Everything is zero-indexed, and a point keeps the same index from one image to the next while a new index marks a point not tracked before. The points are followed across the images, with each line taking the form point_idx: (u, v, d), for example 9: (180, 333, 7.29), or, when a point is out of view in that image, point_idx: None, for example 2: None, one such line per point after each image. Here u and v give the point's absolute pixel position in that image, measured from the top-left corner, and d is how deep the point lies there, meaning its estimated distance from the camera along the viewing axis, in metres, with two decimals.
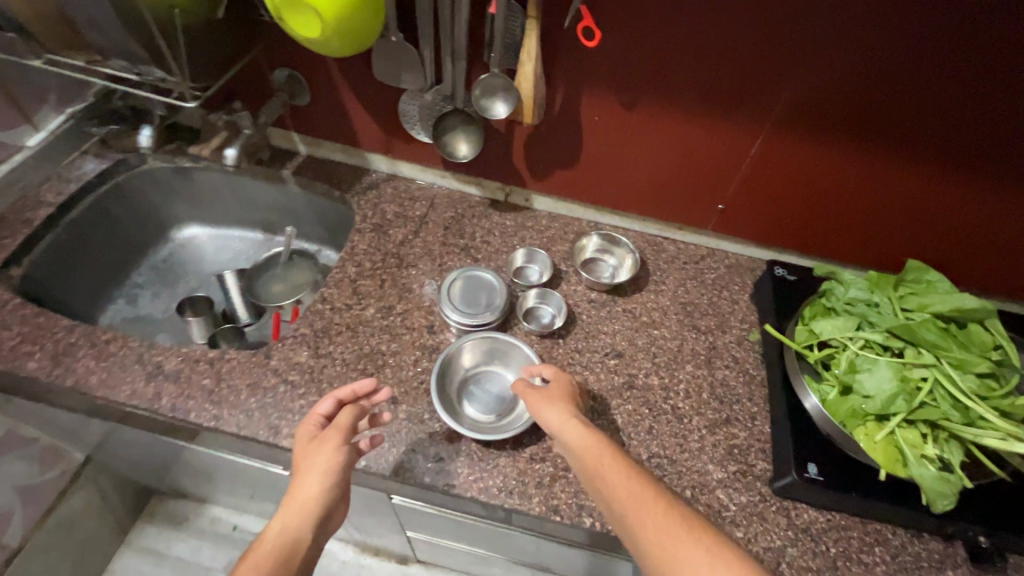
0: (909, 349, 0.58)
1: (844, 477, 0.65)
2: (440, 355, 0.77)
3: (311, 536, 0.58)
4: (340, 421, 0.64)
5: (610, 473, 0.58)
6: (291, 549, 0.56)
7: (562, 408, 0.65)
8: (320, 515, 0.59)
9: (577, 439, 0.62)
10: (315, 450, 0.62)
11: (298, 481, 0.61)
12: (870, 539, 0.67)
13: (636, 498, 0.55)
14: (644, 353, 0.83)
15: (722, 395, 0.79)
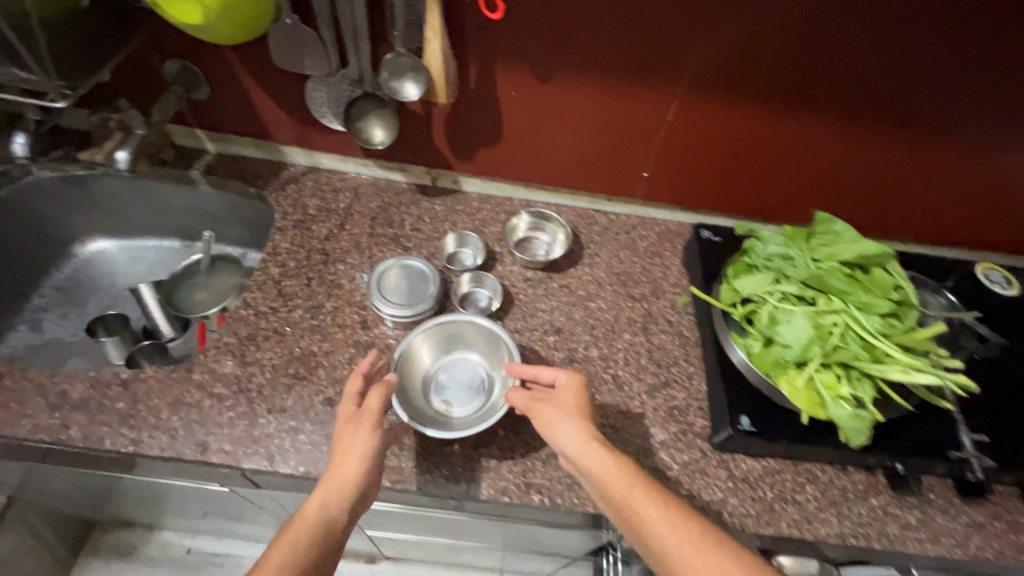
0: (821, 298, 0.61)
1: (774, 424, 0.68)
2: (402, 350, 0.73)
3: (347, 514, 0.58)
4: (371, 402, 0.63)
5: (623, 487, 0.58)
6: (331, 525, 0.57)
7: (579, 427, 0.62)
8: (357, 492, 0.60)
9: (596, 463, 0.60)
10: (353, 430, 0.62)
11: (337, 458, 0.60)
12: (802, 479, 0.71)
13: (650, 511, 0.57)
14: (582, 327, 0.83)
15: (659, 359, 0.81)
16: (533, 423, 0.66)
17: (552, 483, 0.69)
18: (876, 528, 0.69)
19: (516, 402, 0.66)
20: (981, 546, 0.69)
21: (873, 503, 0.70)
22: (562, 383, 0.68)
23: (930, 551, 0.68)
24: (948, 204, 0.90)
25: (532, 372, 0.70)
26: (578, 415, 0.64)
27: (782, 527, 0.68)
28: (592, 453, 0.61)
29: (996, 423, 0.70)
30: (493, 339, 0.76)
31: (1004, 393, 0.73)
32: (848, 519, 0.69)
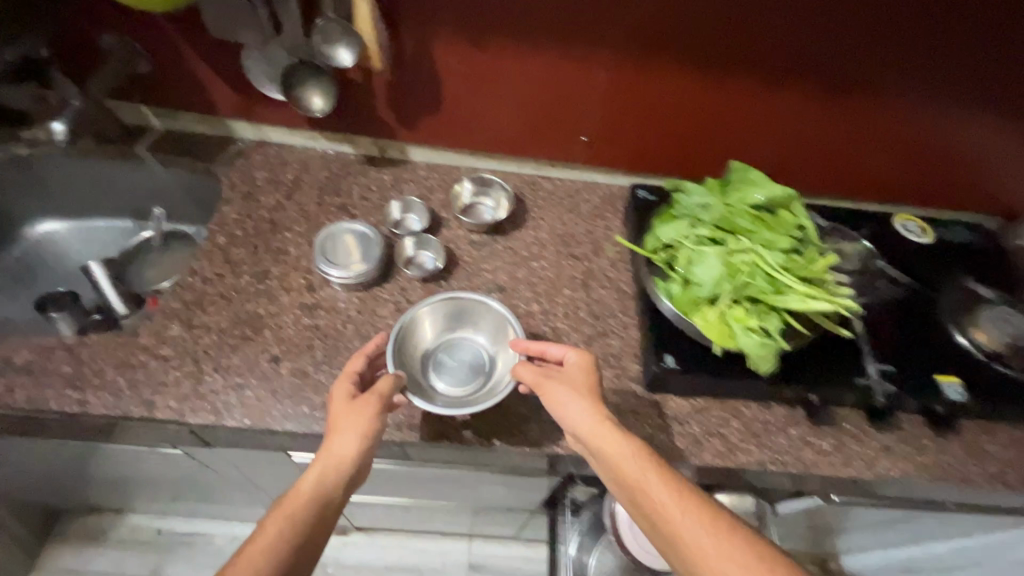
0: (730, 238, 0.66)
1: (698, 362, 0.72)
2: (406, 325, 0.76)
3: (342, 490, 0.61)
4: (379, 387, 0.65)
5: (620, 456, 0.61)
6: (326, 500, 0.59)
7: (590, 407, 0.64)
8: (353, 469, 0.62)
9: (606, 443, 0.62)
10: (356, 412, 0.64)
11: (336, 437, 0.62)
12: (727, 415, 0.76)
13: (645, 479, 0.60)
14: (524, 285, 0.87)
15: (597, 312, 0.85)
16: (543, 400, 0.68)
17: None
18: (793, 455, 0.74)
19: (526, 379, 0.69)
20: (888, 467, 0.75)
21: (792, 434, 0.76)
22: (569, 361, 0.70)
23: (842, 474, 0.74)
24: (874, 161, 0.95)
25: (541, 347, 0.72)
26: (583, 393, 0.66)
27: (707, 458, 0.73)
28: (592, 427, 0.63)
29: (902, 355, 0.77)
30: (499, 322, 0.79)
31: (910, 328, 0.79)
32: (769, 449, 0.74)
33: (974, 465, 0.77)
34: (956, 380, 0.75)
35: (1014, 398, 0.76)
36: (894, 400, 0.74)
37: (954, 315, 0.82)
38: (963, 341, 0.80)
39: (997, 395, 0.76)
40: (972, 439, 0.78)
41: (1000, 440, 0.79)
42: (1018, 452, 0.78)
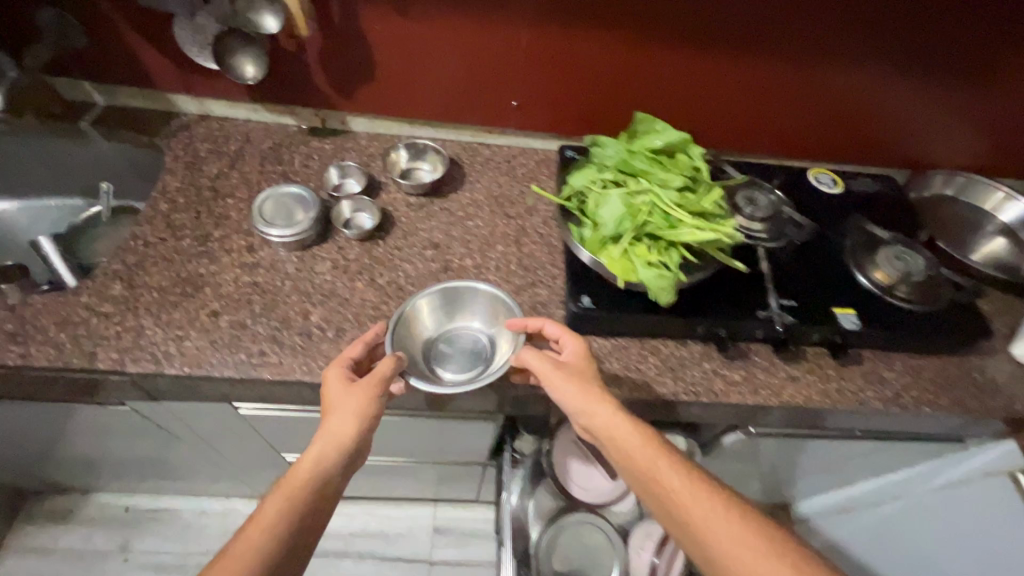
0: (631, 181, 0.71)
1: (611, 300, 0.78)
2: (405, 317, 0.79)
3: (336, 474, 0.64)
4: (379, 370, 0.68)
5: (628, 442, 0.66)
6: (319, 483, 0.63)
7: (609, 405, 0.68)
8: (348, 452, 0.65)
9: (630, 442, 0.66)
10: (355, 395, 0.67)
11: (332, 421, 0.66)
12: (646, 352, 0.82)
13: (652, 462, 0.66)
14: (458, 242, 0.91)
15: (528, 265, 0.90)
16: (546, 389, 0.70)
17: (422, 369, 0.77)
18: (705, 386, 0.80)
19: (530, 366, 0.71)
20: (793, 394, 0.81)
21: (706, 367, 0.82)
22: (567, 347, 0.73)
23: (750, 401, 0.80)
24: (791, 118, 1.02)
25: (537, 325, 0.75)
26: (586, 382, 0.70)
27: (625, 390, 0.78)
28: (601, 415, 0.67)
29: (804, 291, 0.83)
30: (495, 308, 0.82)
31: (813, 267, 0.86)
32: (682, 381, 0.80)
33: (870, 390, 0.84)
34: (851, 312, 0.82)
35: (906, 328, 0.82)
36: (794, 330, 0.79)
37: (856, 256, 0.88)
38: (865, 282, 0.85)
39: (890, 324, 0.82)
40: (870, 368, 0.86)
41: (896, 367, 0.86)
42: (911, 378, 0.86)
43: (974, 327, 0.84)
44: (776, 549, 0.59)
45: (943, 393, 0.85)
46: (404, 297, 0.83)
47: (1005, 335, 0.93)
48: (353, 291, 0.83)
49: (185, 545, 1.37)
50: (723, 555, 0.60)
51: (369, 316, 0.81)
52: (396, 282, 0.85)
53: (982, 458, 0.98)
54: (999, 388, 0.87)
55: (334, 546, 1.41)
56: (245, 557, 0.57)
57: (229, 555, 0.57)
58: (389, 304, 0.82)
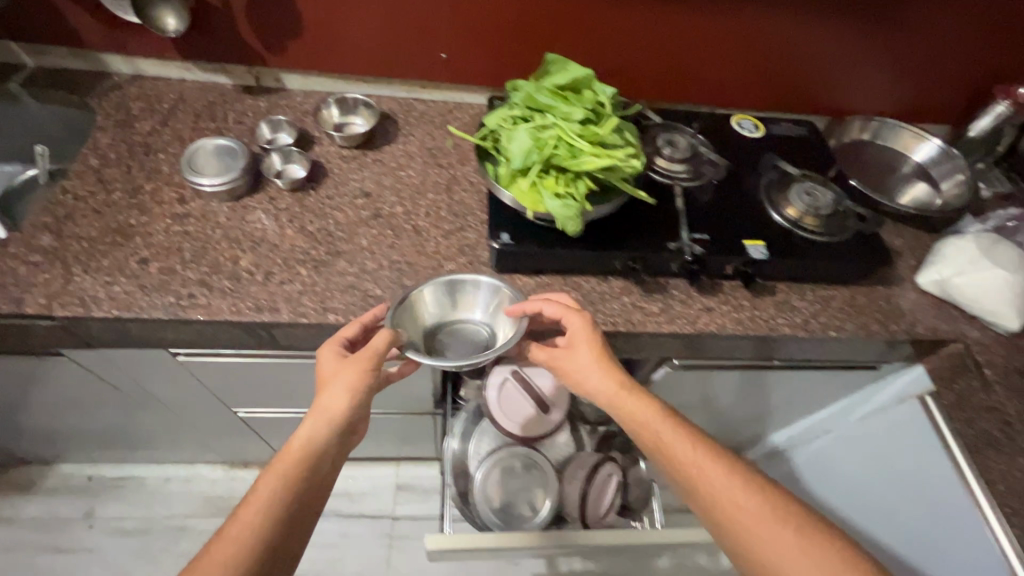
0: (538, 116, 0.75)
1: (528, 235, 0.81)
2: (408, 305, 0.79)
3: (330, 449, 0.66)
4: (374, 343, 0.68)
5: (640, 417, 0.70)
6: (313, 457, 0.65)
7: (614, 378, 0.71)
8: (342, 426, 0.67)
9: (637, 412, 0.70)
10: (347, 371, 0.68)
11: (326, 394, 0.67)
12: (568, 288, 0.86)
13: (665, 436, 0.69)
14: (390, 191, 0.94)
15: (458, 210, 0.93)
16: (558, 370, 0.76)
17: (348, 308, 0.80)
18: (624, 317, 0.84)
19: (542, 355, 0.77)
20: (708, 322, 0.86)
21: (625, 300, 0.86)
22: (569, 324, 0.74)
23: (666, 329, 0.84)
24: (712, 65, 1.06)
25: (537, 307, 0.75)
26: (596, 362, 0.72)
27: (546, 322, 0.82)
28: (611, 393, 0.71)
29: (718, 225, 0.88)
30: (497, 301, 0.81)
31: (724, 204, 0.91)
32: (602, 313, 0.84)
33: (782, 317, 0.88)
34: (761, 244, 0.87)
35: (812, 256, 0.88)
36: (706, 260, 0.84)
37: (770, 194, 0.94)
38: (779, 219, 0.90)
39: (798, 253, 0.87)
40: (783, 298, 0.91)
41: (807, 297, 0.91)
42: (820, 306, 0.91)
43: (877, 254, 0.89)
44: (770, 505, 0.64)
45: (850, 318, 0.90)
46: (334, 243, 0.86)
47: (912, 266, 0.99)
48: (283, 238, 0.85)
49: (148, 511, 1.39)
50: (727, 513, 0.64)
51: (298, 260, 0.83)
52: (326, 229, 0.88)
53: (897, 385, 1.04)
54: (903, 314, 0.93)
55: None
56: (242, 532, 0.58)
57: (229, 528, 0.59)
58: (318, 249, 0.85)
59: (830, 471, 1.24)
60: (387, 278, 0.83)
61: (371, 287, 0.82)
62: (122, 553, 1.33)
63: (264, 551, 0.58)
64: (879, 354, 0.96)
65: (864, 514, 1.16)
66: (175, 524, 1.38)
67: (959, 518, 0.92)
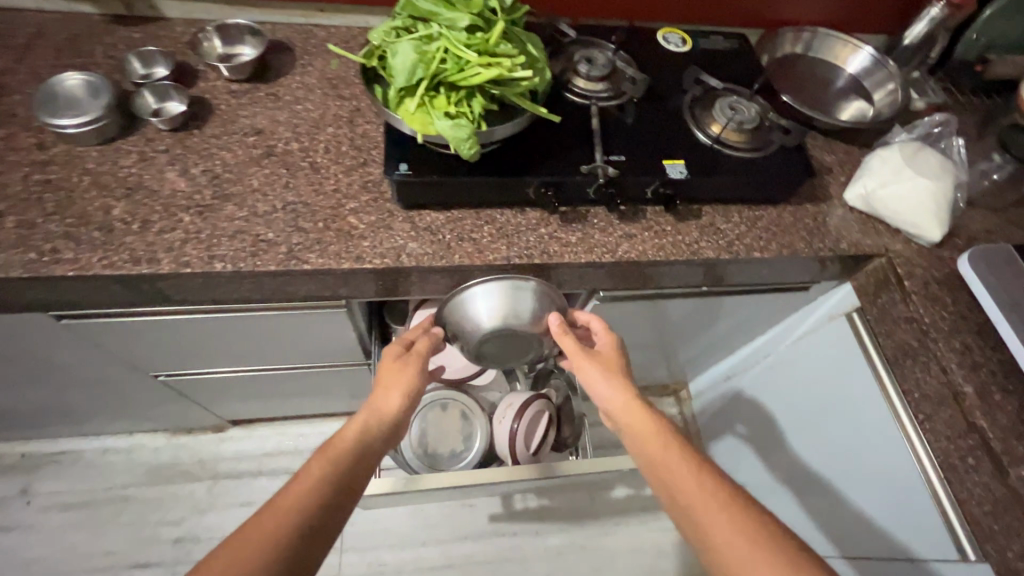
0: (424, 28, 0.69)
1: (428, 166, 0.76)
2: (454, 304, 0.80)
3: (378, 443, 0.69)
4: (419, 348, 0.77)
5: (643, 433, 0.69)
6: (364, 448, 0.67)
7: (619, 388, 0.73)
8: (391, 426, 0.71)
9: (639, 423, 0.70)
10: (400, 371, 0.74)
11: (381, 393, 0.73)
12: (481, 221, 0.81)
13: (670, 460, 0.66)
14: (285, 127, 0.86)
15: (361, 144, 0.85)
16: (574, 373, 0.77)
17: (237, 254, 0.73)
18: (539, 249, 0.80)
19: (565, 346, 0.77)
20: (629, 250, 0.82)
21: (542, 232, 0.82)
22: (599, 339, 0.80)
23: (584, 259, 0.80)
24: None
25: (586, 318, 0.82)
26: (610, 371, 0.75)
27: (455, 259, 0.78)
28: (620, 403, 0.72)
29: (636, 145, 0.84)
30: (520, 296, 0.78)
31: (643, 127, 0.86)
32: (517, 246, 0.80)
33: (706, 241, 0.85)
34: (680, 162, 0.83)
35: (734, 171, 0.84)
36: (621, 184, 0.80)
37: (693, 111, 0.89)
38: (702, 136, 0.86)
39: (720, 171, 0.83)
40: (708, 222, 0.87)
41: (733, 219, 0.88)
42: (746, 228, 0.88)
43: (803, 170, 0.86)
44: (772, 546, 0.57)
45: (775, 239, 0.88)
46: (221, 185, 0.79)
47: (842, 181, 0.96)
48: (161, 182, 0.77)
49: (89, 484, 1.35)
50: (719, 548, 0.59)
51: (179, 206, 0.76)
52: (212, 171, 0.80)
53: (827, 305, 1.03)
54: (830, 231, 0.90)
55: (248, 467, 1.41)
56: (293, 505, 0.59)
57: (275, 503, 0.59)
58: (203, 193, 0.78)
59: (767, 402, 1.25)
60: (282, 221, 0.77)
61: (264, 231, 0.76)
62: (65, 527, 1.30)
63: (313, 521, 0.59)
64: (806, 273, 0.94)
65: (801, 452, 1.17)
66: (119, 495, 1.35)
67: (887, 450, 0.92)
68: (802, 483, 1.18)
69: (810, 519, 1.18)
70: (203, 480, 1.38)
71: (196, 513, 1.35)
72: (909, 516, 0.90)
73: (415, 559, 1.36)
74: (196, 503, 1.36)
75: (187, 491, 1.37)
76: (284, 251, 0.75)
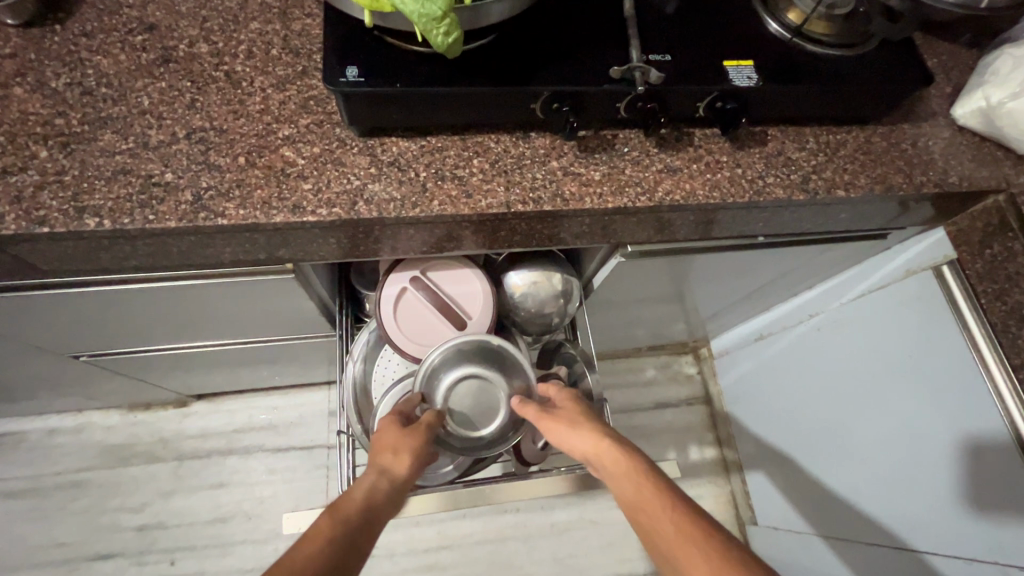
0: None
1: (389, 70, 0.52)
2: (427, 369, 0.71)
3: (389, 510, 0.52)
4: (428, 416, 0.64)
5: (617, 489, 0.52)
6: (375, 512, 0.51)
7: (585, 432, 0.58)
8: (401, 490, 0.55)
9: (614, 469, 0.53)
10: (409, 433, 0.60)
11: (388, 452, 0.58)
12: (469, 153, 0.59)
13: (650, 515, 0.48)
14: (188, 21, 0.61)
15: (298, 47, 0.61)
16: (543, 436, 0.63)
17: (118, 203, 0.51)
18: (550, 190, 0.58)
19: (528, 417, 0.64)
20: (670, 191, 0.60)
21: (553, 166, 0.59)
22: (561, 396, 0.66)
23: (612, 204, 0.58)
24: None
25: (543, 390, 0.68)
26: (575, 421, 0.60)
27: (434, 207, 0.56)
28: (592, 452, 0.56)
29: (683, 40, 0.60)
30: (494, 353, 0.73)
31: (692, 16, 0.62)
32: (519, 186, 0.58)
33: (773, 176, 0.63)
34: (747, 65, 0.59)
35: (819, 76, 0.60)
36: (664, 96, 0.57)
37: None
38: (775, 27, 0.63)
39: (800, 75, 0.60)
40: (775, 150, 0.65)
41: (808, 146, 0.65)
42: (825, 157, 0.65)
43: (912, 75, 0.62)
44: None
45: (864, 171, 0.65)
46: (93, 105, 0.55)
47: (948, 93, 0.72)
48: (6, 101, 0.54)
49: (35, 469, 1.19)
50: None
51: (32, 136, 0.53)
52: (81, 85, 0.56)
53: (909, 253, 0.83)
54: (934, 160, 0.68)
55: (216, 447, 1.25)
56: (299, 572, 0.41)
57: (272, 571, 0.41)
58: (67, 116, 0.54)
59: (804, 382, 1.08)
60: (184, 155, 0.54)
61: (157, 169, 0.53)
62: (14, 516, 1.16)
63: None
64: (891, 217, 0.73)
65: (841, 456, 1.00)
66: (71, 480, 1.19)
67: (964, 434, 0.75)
68: (842, 480, 1.01)
69: (840, 515, 1.02)
70: (166, 461, 1.22)
71: (160, 497, 1.20)
72: (1000, 517, 0.73)
73: (408, 539, 1.23)
74: (160, 486, 1.20)
75: (149, 474, 1.21)
76: (187, 199, 0.53)
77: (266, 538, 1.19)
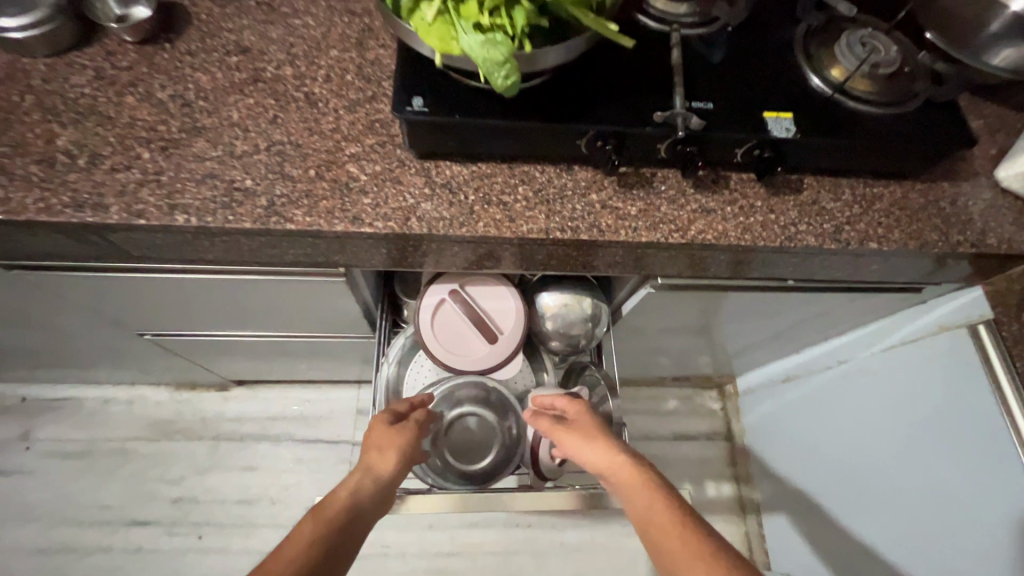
0: None
1: (448, 103, 0.58)
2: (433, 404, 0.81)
3: (372, 508, 0.58)
4: (417, 416, 0.69)
5: (629, 502, 0.55)
6: (358, 511, 0.56)
7: (600, 446, 0.61)
8: (386, 489, 0.60)
9: (628, 483, 0.56)
10: (395, 434, 0.65)
11: (375, 452, 0.63)
12: (515, 181, 0.63)
13: (659, 530, 0.50)
14: (277, 46, 0.68)
15: (370, 74, 0.67)
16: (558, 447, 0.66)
17: (203, 204, 0.58)
18: (588, 220, 0.62)
19: (542, 430, 0.67)
20: (702, 231, 0.63)
21: (592, 198, 0.63)
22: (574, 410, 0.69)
23: (645, 238, 0.62)
24: None
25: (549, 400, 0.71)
26: (591, 435, 0.63)
27: (478, 228, 0.60)
28: (605, 466, 0.59)
29: (725, 90, 0.63)
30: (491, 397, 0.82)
31: (736, 68, 0.65)
32: (559, 215, 0.62)
33: (806, 224, 0.65)
34: (787, 117, 0.62)
35: (856, 131, 0.62)
36: (701, 141, 0.60)
37: (807, 49, 0.68)
38: (817, 82, 0.65)
39: (838, 129, 0.62)
40: (810, 199, 0.67)
41: (843, 197, 0.67)
42: (860, 210, 0.67)
43: (951, 136, 0.63)
44: None
45: (898, 226, 0.66)
46: (191, 115, 0.63)
47: (992, 154, 0.72)
48: (120, 108, 0.62)
49: (89, 434, 1.29)
50: None
51: (138, 139, 0.61)
52: (182, 97, 0.63)
53: (943, 309, 0.82)
54: (971, 219, 0.68)
55: (251, 431, 1.32)
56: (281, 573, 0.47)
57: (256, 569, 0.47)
58: (168, 124, 0.62)
59: (829, 427, 1.07)
60: (263, 165, 0.61)
61: (239, 176, 0.60)
62: (67, 476, 1.25)
63: None
64: (925, 271, 0.73)
65: (863, 503, 0.99)
66: (120, 447, 1.28)
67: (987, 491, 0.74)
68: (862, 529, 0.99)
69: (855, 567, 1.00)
70: (205, 440, 1.30)
71: (196, 473, 1.27)
72: None
73: (421, 543, 1.26)
74: (197, 463, 1.28)
75: (188, 450, 1.29)
76: (262, 204, 0.59)
77: (287, 524, 1.24)
